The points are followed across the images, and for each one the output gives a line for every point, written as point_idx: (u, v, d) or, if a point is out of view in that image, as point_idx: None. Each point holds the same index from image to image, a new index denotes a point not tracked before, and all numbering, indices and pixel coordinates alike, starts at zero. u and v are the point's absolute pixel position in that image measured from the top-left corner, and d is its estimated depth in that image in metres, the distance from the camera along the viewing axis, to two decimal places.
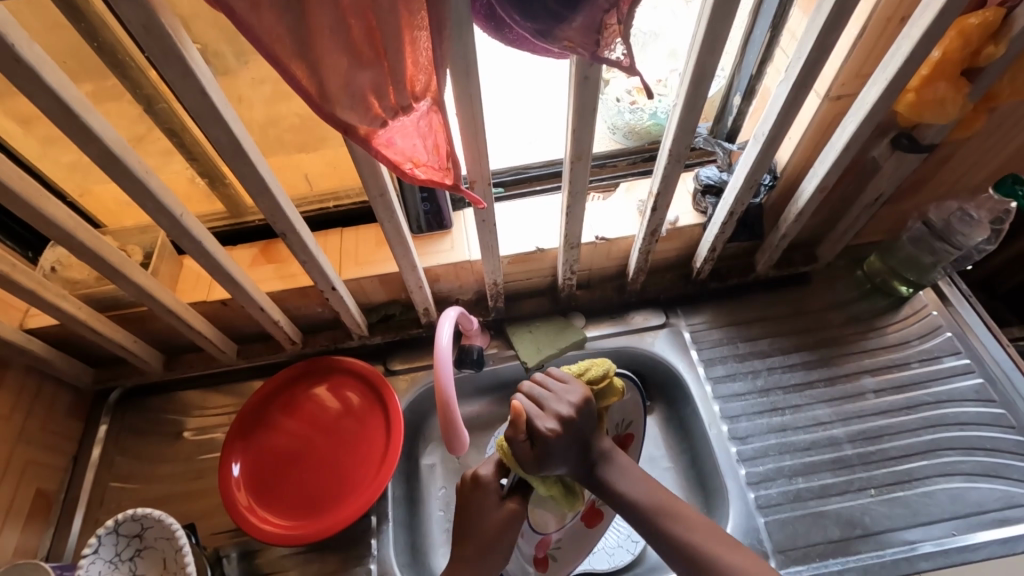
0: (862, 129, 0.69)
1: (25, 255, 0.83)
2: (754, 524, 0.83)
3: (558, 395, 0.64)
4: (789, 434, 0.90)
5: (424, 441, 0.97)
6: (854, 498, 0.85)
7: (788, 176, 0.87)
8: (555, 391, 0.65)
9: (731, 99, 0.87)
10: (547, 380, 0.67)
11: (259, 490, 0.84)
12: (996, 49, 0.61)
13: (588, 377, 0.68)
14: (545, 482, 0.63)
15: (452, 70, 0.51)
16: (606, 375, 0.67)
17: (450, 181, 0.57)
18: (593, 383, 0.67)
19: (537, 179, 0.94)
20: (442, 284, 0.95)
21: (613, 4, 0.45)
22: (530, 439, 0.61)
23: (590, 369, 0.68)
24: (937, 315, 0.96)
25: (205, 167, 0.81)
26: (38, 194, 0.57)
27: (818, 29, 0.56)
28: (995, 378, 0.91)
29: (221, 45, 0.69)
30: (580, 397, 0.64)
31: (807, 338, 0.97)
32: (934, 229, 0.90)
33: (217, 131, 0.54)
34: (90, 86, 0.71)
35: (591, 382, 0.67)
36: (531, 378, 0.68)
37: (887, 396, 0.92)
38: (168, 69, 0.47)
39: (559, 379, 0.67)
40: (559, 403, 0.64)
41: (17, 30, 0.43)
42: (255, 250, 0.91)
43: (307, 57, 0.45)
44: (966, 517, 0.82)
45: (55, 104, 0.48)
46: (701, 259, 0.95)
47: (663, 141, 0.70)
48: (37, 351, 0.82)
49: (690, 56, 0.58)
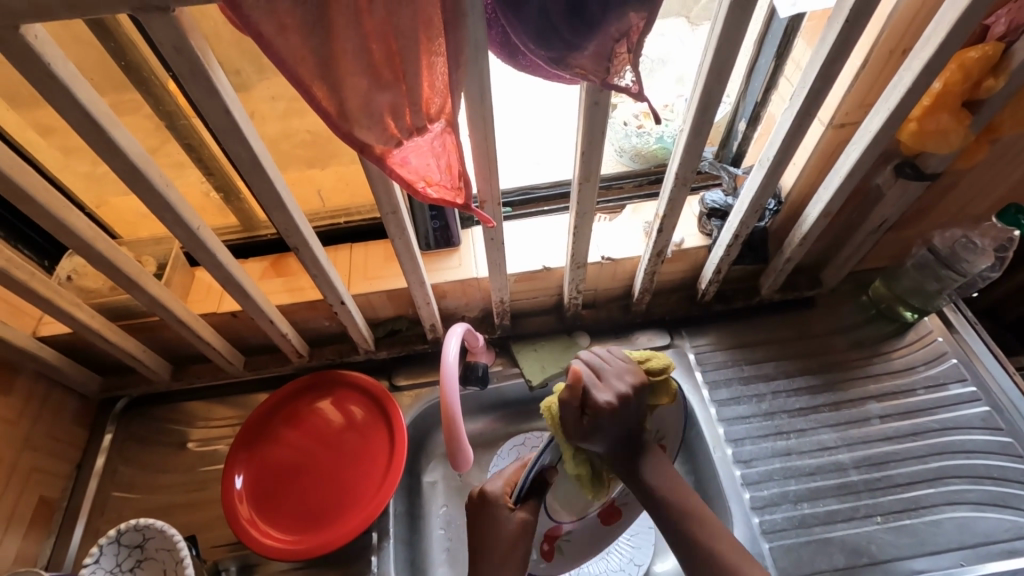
0: (865, 156, 0.70)
1: (41, 264, 0.84)
2: (758, 550, 0.82)
3: (616, 371, 0.65)
4: (794, 458, 0.89)
5: (427, 457, 0.97)
6: (860, 525, 0.84)
7: (793, 202, 0.88)
8: (613, 367, 0.66)
9: (737, 124, 0.88)
10: (607, 355, 0.67)
11: (262, 503, 0.84)
12: (996, 81, 0.63)
13: (648, 366, 0.67)
14: (575, 460, 0.63)
15: (466, 94, 0.53)
16: (667, 370, 0.67)
17: (461, 201, 0.59)
18: (651, 374, 0.67)
19: (544, 199, 0.96)
20: (449, 301, 0.96)
21: (624, 34, 0.47)
22: (582, 406, 0.61)
23: (652, 360, 0.67)
24: (943, 342, 0.96)
25: (222, 181, 0.83)
26: (62, 204, 0.59)
27: (822, 60, 0.58)
28: (1002, 407, 0.90)
29: (242, 65, 0.71)
30: (635, 381, 0.64)
31: (811, 362, 0.97)
32: (940, 256, 0.89)
33: (238, 147, 0.55)
34: (114, 102, 0.73)
35: (651, 373, 0.67)
36: (585, 350, 0.69)
37: (892, 421, 0.91)
38: (195, 88, 0.49)
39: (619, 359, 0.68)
40: (615, 381, 0.64)
41: (53, 49, 0.45)
42: (266, 263, 0.93)
43: (328, 79, 0.47)
44: (975, 548, 0.81)
45: (84, 118, 0.49)
46: (705, 280, 0.95)
47: (670, 164, 0.72)
48: (48, 358, 0.83)
49: (697, 84, 0.60)
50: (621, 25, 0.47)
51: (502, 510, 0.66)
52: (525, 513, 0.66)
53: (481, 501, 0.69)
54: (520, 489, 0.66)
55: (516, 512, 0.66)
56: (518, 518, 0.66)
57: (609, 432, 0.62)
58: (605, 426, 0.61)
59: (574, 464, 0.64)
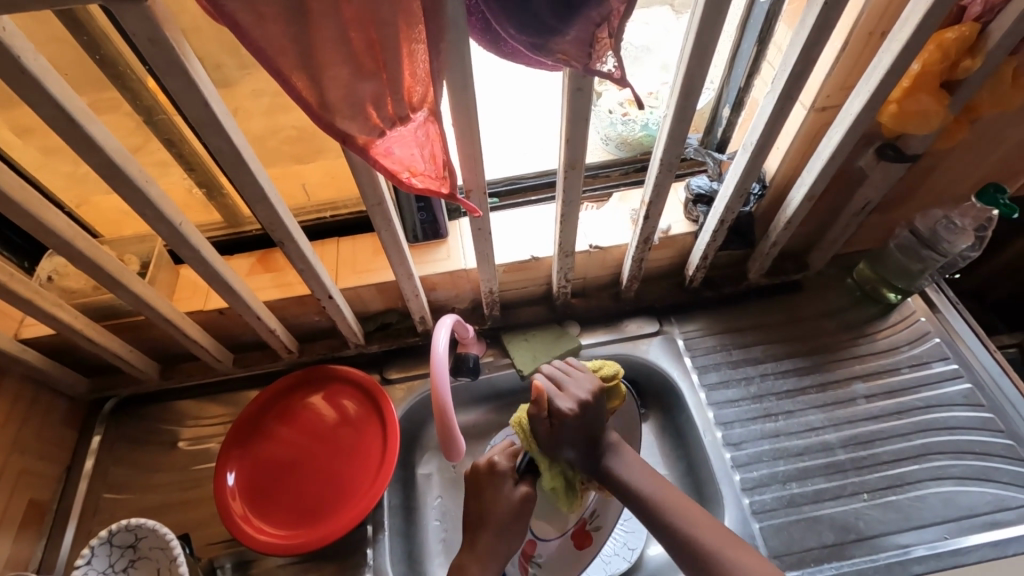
0: (847, 139, 0.71)
1: (21, 265, 0.83)
2: (749, 530, 0.83)
3: (576, 380, 0.69)
4: (783, 439, 0.90)
5: (421, 449, 0.97)
6: (848, 502, 0.85)
7: (777, 185, 0.88)
8: (573, 376, 0.70)
9: (721, 110, 0.89)
10: (567, 367, 0.72)
11: (256, 499, 0.84)
12: (973, 62, 0.64)
13: (602, 373, 0.72)
14: (552, 471, 0.66)
15: (449, 81, 0.52)
16: (617, 376, 0.72)
17: (447, 190, 0.59)
18: (605, 380, 0.72)
19: (531, 189, 0.96)
20: (439, 293, 0.96)
21: (605, 18, 0.47)
22: (551, 417, 0.66)
23: (604, 366, 0.72)
24: (926, 321, 0.98)
25: (205, 177, 0.82)
26: (39, 202, 0.58)
27: (802, 43, 0.59)
28: (984, 384, 0.92)
29: (221, 57, 0.70)
30: (596, 385, 0.69)
31: (799, 345, 0.99)
32: (920, 237, 0.92)
33: (218, 140, 0.55)
34: (90, 97, 0.72)
35: (604, 380, 0.72)
36: (548, 364, 0.73)
37: (878, 401, 0.93)
38: (172, 80, 0.48)
39: (576, 368, 0.72)
40: (578, 388, 0.68)
41: (23, 42, 0.45)
42: (252, 259, 0.92)
43: (307, 68, 0.46)
44: (958, 521, 0.83)
45: (58, 113, 0.48)
46: (693, 266, 0.96)
47: (655, 150, 0.72)
48: (33, 360, 0.82)
49: (679, 68, 0.60)
50: (602, 10, 0.46)
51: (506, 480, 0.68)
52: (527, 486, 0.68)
53: (476, 478, 0.70)
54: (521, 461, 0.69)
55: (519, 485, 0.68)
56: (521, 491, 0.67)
57: (573, 435, 0.66)
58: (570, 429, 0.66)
59: (550, 474, 0.66)
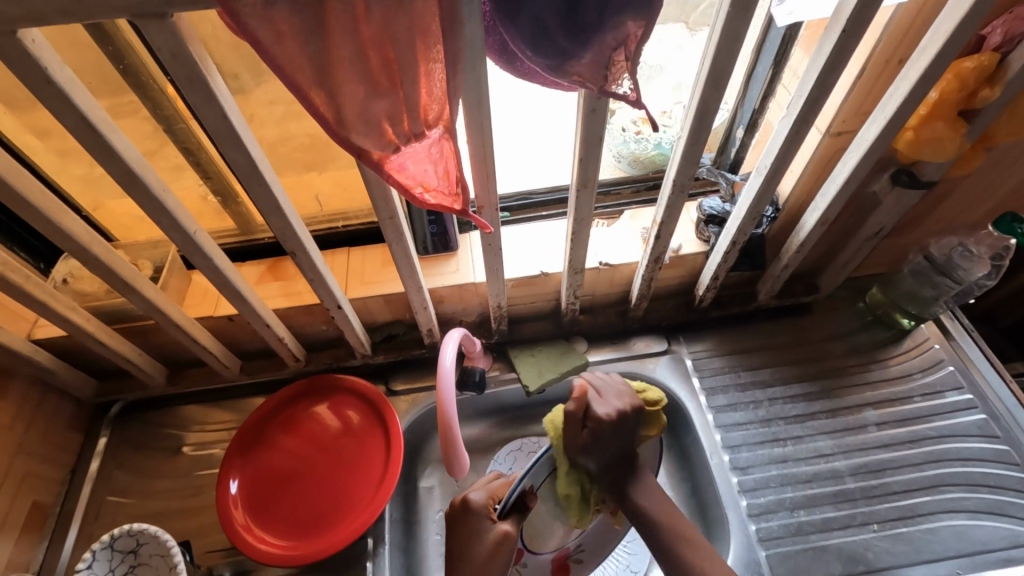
0: (862, 164, 0.70)
1: (37, 267, 0.84)
2: (754, 557, 0.81)
3: (613, 392, 0.69)
4: (790, 465, 0.89)
5: (424, 462, 0.97)
6: (857, 533, 0.83)
7: (790, 208, 0.88)
8: (613, 385, 0.70)
9: (735, 131, 0.88)
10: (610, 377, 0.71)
11: (257, 508, 0.83)
12: (992, 91, 0.63)
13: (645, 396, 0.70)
14: (569, 479, 0.66)
15: (464, 100, 0.53)
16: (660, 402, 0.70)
17: (459, 206, 0.59)
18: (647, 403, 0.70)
19: (542, 204, 0.96)
20: (447, 306, 0.96)
21: (621, 42, 0.47)
22: (585, 423, 0.66)
23: (647, 390, 0.71)
24: (939, 349, 0.96)
25: (219, 186, 0.82)
26: (58, 208, 0.59)
27: (819, 69, 0.59)
28: (998, 415, 0.90)
29: (239, 68, 0.71)
30: (632, 402, 0.67)
31: (808, 369, 0.97)
32: (935, 263, 0.90)
33: (235, 152, 0.55)
34: (110, 103, 0.73)
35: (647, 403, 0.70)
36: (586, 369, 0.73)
37: (889, 429, 0.91)
38: (193, 93, 0.49)
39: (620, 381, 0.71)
40: (613, 399, 0.68)
41: (50, 53, 0.45)
42: (263, 267, 0.93)
43: (325, 85, 0.46)
44: (971, 556, 0.81)
45: (81, 123, 0.49)
46: (703, 286, 0.95)
47: (668, 171, 0.72)
48: (44, 362, 0.82)
49: (694, 91, 0.60)
50: (619, 34, 0.47)
51: (485, 523, 0.67)
52: (508, 526, 0.66)
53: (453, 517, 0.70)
54: (504, 505, 0.66)
55: (498, 524, 0.67)
56: (499, 529, 0.66)
57: (603, 447, 0.66)
58: (603, 440, 0.66)
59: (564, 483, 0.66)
